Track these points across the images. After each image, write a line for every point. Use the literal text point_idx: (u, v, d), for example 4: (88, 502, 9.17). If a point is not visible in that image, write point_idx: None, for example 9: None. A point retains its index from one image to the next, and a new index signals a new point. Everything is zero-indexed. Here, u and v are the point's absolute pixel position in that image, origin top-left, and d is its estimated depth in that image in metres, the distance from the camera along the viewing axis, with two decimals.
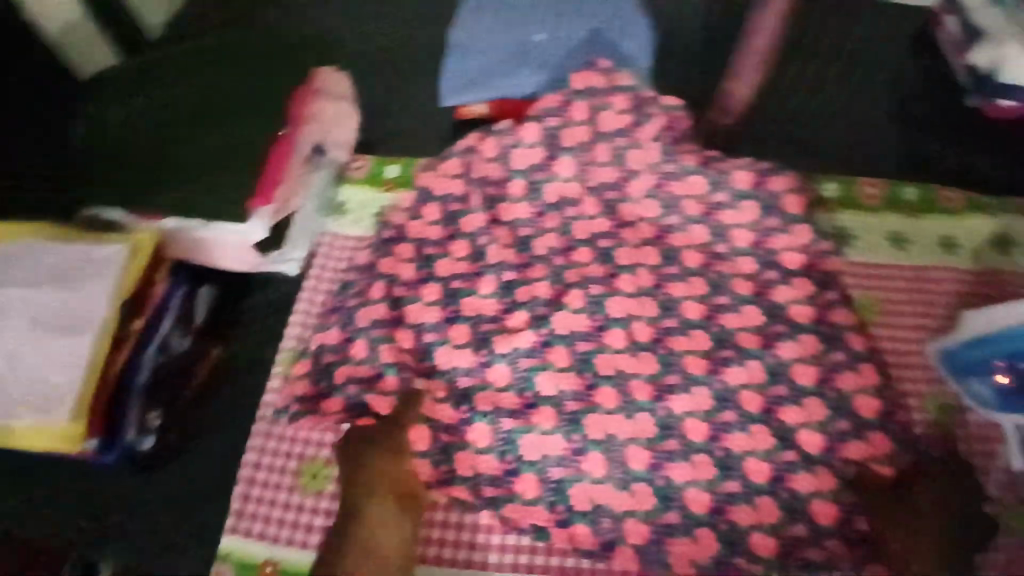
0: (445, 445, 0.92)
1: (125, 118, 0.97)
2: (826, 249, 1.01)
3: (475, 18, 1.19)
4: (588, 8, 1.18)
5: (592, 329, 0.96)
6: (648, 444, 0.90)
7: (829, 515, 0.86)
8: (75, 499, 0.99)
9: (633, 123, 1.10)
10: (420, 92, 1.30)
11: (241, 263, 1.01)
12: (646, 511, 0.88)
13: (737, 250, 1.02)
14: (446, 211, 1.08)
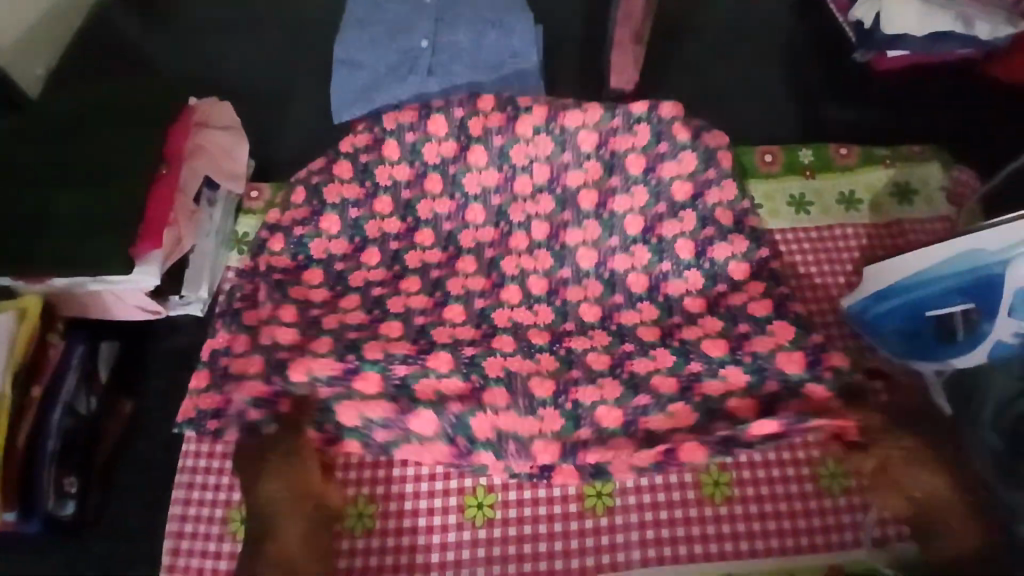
0: (349, 414, 0.87)
1: None
2: (713, 236, 0.97)
3: (352, 31, 1.12)
4: (466, 5, 1.12)
5: (479, 336, 0.92)
6: (556, 436, 0.85)
7: (746, 408, 0.86)
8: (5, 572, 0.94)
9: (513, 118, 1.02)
10: (309, 95, 1.17)
11: (138, 311, 0.99)
12: (556, 432, 0.85)
13: (628, 240, 0.99)
14: (347, 219, 1.00)
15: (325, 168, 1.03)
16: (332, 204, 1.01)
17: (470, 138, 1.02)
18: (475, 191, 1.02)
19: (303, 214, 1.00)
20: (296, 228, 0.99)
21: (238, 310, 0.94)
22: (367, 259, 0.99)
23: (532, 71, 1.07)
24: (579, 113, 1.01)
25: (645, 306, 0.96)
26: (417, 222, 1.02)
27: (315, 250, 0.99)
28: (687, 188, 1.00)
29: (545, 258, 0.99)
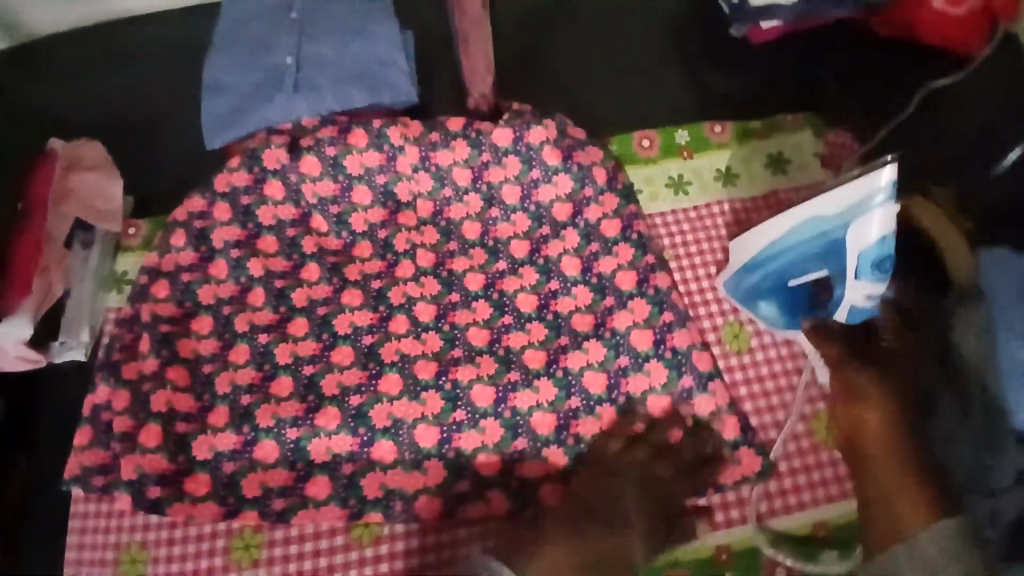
0: (230, 476, 0.87)
1: None
2: (598, 250, 0.97)
3: (214, 53, 1.10)
4: (329, 18, 1.10)
5: (365, 380, 0.92)
6: (437, 491, 0.88)
7: (612, 453, 0.88)
8: None
9: (389, 158, 1.02)
10: (186, 125, 1.15)
11: (18, 362, 0.93)
12: (438, 485, 0.88)
13: (517, 261, 1.00)
14: (231, 262, 1.00)
15: (205, 213, 1.02)
16: (219, 250, 1.01)
17: (352, 178, 1.03)
18: (361, 229, 1.03)
19: (189, 259, 1.00)
20: (183, 276, 0.99)
21: (118, 361, 0.93)
22: (252, 301, 0.98)
23: (401, 77, 1.07)
24: (449, 152, 1.02)
25: (533, 328, 0.95)
26: (303, 258, 1.01)
27: (203, 297, 0.98)
28: (567, 207, 1.01)
29: (431, 285, 0.99)
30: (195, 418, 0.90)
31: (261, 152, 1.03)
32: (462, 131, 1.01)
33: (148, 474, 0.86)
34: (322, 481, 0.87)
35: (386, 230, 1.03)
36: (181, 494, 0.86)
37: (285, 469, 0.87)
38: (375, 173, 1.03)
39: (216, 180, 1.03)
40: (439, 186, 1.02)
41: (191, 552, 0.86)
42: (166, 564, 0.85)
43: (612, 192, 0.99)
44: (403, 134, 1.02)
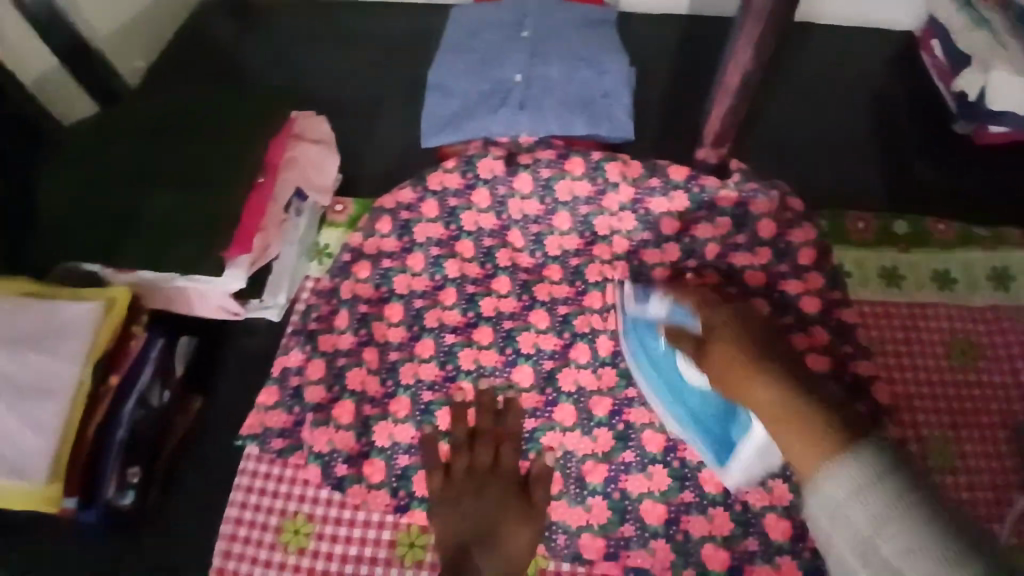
0: (403, 470, 0.91)
1: (119, 159, 0.95)
2: (790, 326, 0.93)
3: (446, 57, 1.15)
4: (565, 44, 1.13)
5: (541, 405, 0.94)
6: (601, 532, 0.87)
7: (782, 531, 0.86)
8: (54, 551, 0.92)
9: (597, 190, 1.03)
10: (397, 117, 1.20)
11: (218, 310, 0.98)
12: (601, 525, 0.88)
13: None
14: (429, 258, 1.04)
15: (413, 206, 1.07)
16: (419, 242, 1.05)
17: (554, 203, 1.04)
18: (555, 252, 1.03)
19: (391, 246, 1.05)
20: (382, 261, 1.04)
21: (314, 331, 0.99)
22: (442, 298, 1.01)
23: (622, 112, 1.07)
24: (665, 201, 1.01)
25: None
26: (495, 269, 1.03)
27: (397, 285, 1.03)
28: (760, 276, 0.97)
29: (613, 321, 0.98)
30: (378, 402, 0.95)
31: (477, 160, 1.07)
32: (684, 184, 1.01)
33: (338, 450, 0.91)
34: None
35: (579, 258, 1.03)
36: (359, 477, 0.91)
37: None
38: (579, 202, 1.04)
39: (429, 176, 1.08)
40: (641, 228, 1.02)
41: (356, 537, 0.89)
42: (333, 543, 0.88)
43: (819, 270, 0.96)
44: (621, 172, 1.03)
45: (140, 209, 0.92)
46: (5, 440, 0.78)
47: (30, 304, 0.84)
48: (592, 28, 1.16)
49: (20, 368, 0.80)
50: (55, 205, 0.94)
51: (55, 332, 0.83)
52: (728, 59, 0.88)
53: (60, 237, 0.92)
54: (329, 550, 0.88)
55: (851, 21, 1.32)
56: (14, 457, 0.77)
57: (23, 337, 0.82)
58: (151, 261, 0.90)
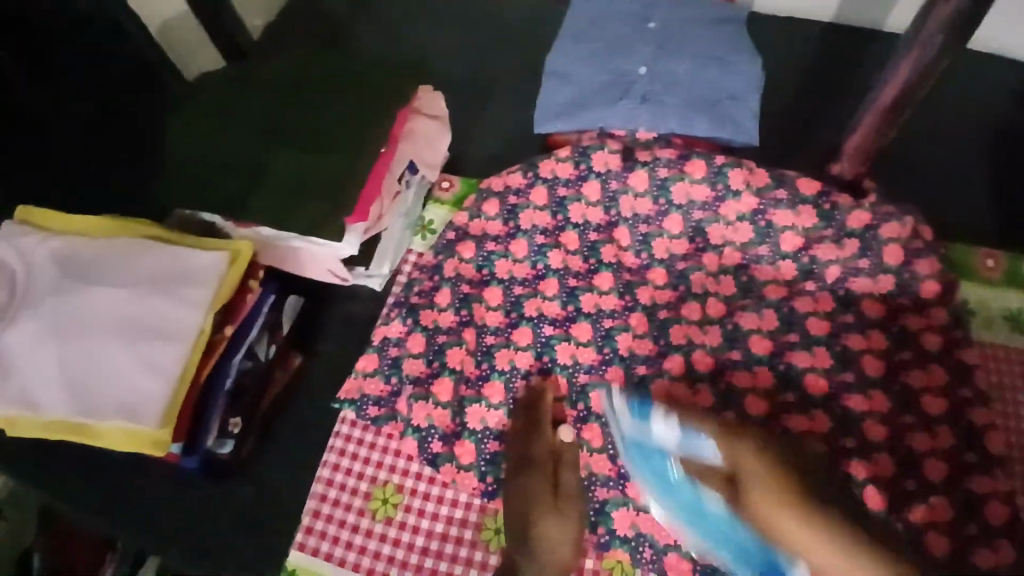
0: (491, 455, 0.94)
1: (254, 116, 0.98)
2: (910, 360, 0.91)
3: (567, 43, 1.12)
4: (693, 39, 1.09)
5: None
6: (687, 553, 0.86)
7: None
8: (156, 488, 0.97)
9: (715, 197, 1.00)
10: (508, 101, 1.20)
11: (328, 275, 1.00)
12: (689, 547, 0.86)
13: (812, 340, 0.94)
14: (533, 246, 1.03)
15: (522, 192, 1.06)
16: (524, 229, 1.04)
17: (669, 206, 1.02)
18: (662, 255, 1.01)
19: (496, 230, 1.05)
20: (486, 244, 1.04)
21: (415, 306, 1.01)
22: (543, 288, 1.01)
23: (747, 116, 1.04)
24: (791, 214, 0.98)
25: (817, 418, 0.89)
26: (598, 265, 1.01)
27: (499, 269, 1.03)
28: (880, 306, 0.94)
29: (714, 336, 0.96)
30: (473, 384, 0.97)
31: (591, 152, 1.05)
32: (814, 199, 0.98)
33: (435, 426, 0.94)
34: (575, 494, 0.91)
35: (686, 263, 1.00)
36: (451, 456, 0.94)
37: None
38: (693, 207, 1.01)
39: (540, 164, 1.06)
40: (757, 241, 0.99)
41: (444, 515, 0.92)
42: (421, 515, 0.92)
43: (945, 308, 0.93)
44: (745, 180, 1.00)
45: (270, 166, 0.94)
46: (124, 380, 0.78)
47: (161, 248, 0.87)
48: (722, 26, 1.12)
49: (149, 309, 0.81)
50: (189, 154, 0.97)
51: (181, 276, 0.84)
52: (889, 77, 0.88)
53: (195, 186, 0.96)
54: (416, 523, 0.92)
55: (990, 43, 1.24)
56: (129, 394, 0.78)
57: (152, 278, 0.84)
58: (276, 217, 0.92)
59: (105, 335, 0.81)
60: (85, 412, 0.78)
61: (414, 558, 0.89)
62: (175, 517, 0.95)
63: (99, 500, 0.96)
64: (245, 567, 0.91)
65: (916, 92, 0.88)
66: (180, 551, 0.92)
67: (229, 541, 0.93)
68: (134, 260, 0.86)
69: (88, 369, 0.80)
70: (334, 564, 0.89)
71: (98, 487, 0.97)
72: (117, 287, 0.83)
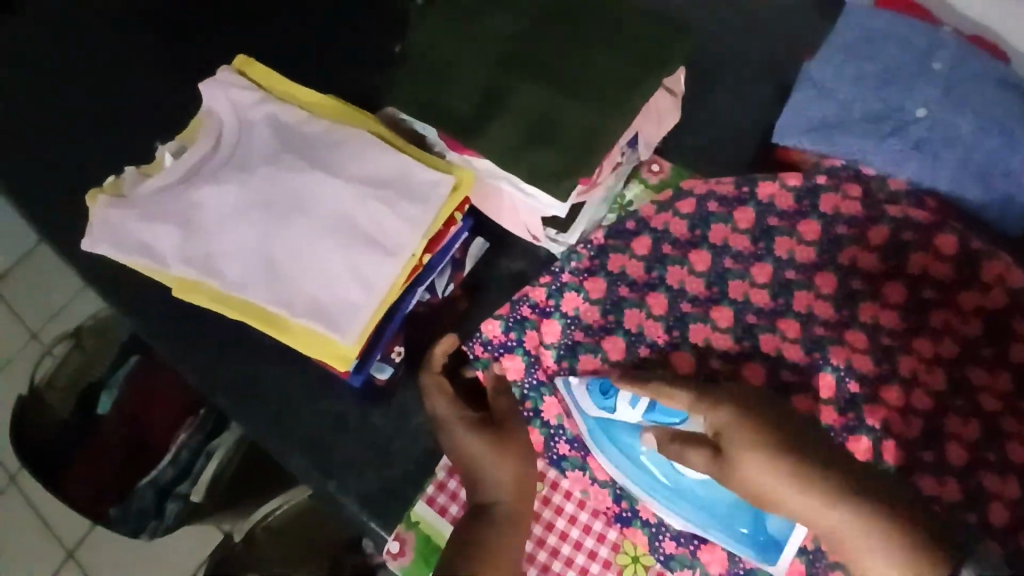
0: None
1: (509, 40, 0.90)
2: None
3: (837, 56, 1.01)
4: (989, 92, 0.95)
5: None
6: None
7: None
8: (266, 381, 0.91)
9: (957, 281, 0.89)
10: (739, 101, 1.08)
11: (521, 230, 0.94)
12: None
13: (1014, 465, 0.82)
14: (716, 266, 0.95)
15: (727, 202, 0.97)
16: (711, 244, 0.96)
17: (894, 270, 0.91)
18: (865, 319, 0.89)
19: (679, 232, 0.98)
20: (663, 246, 0.97)
21: (564, 285, 0.95)
22: (715, 317, 0.93)
23: (1021, 203, 0.93)
24: None
25: (989, 546, 0.79)
26: (787, 308, 0.92)
27: (669, 276, 0.96)
28: None
29: (914, 428, 0.84)
30: None
31: (821, 192, 0.95)
32: None
33: (564, 425, 0.89)
34: (718, 552, 0.82)
35: (893, 341, 0.88)
36: (584, 466, 0.87)
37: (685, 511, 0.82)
38: (920, 279, 0.90)
39: (761, 183, 0.97)
40: (984, 342, 0.87)
41: (581, 522, 0.85)
42: (553, 513, 0.86)
43: None
44: (1000, 275, 0.89)
45: (515, 97, 0.87)
46: (331, 281, 0.74)
47: (381, 147, 0.80)
48: (1016, 90, 0.98)
49: (367, 215, 0.76)
50: (433, 61, 0.91)
51: (403, 188, 0.78)
52: None
53: (422, 93, 0.90)
54: (551, 520, 0.86)
55: None
56: (330, 299, 0.74)
57: (371, 181, 0.78)
58: (506, 156, 0.85)
59: (316, 227, 0.76)
60: (281, 303, 0.74)
61: (542, 556, 0.84)
62: (281, 415, 0.90)
63: (207, 371, 0.92)
64: (361, 502, 0.86)
65: None
66: (279, 452, 0.89)
67: (327, 459, 0.88)
68: (355, 154, 0.79)
69: (292, 258, 0.75)
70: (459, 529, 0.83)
71: (208, 358, 0.92)
72: (335, 179, 0.77)
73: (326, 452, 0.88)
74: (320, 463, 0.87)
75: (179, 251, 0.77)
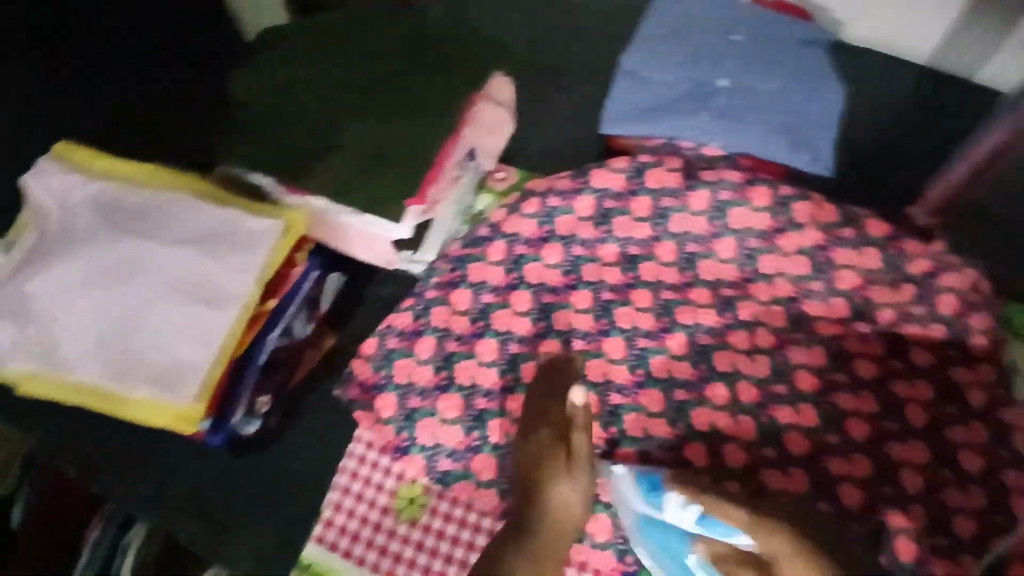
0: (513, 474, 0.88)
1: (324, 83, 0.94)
2: (952, 416, 0.90)
3: (652, 43, 1.07)
4: (778, 57, 1.05)
5: (670, 438, 0.92)
6: None
7: None
8: (150, 456, 0.91)
9: (777, 227, 0.97)
10: (566, 98, 1.14)
11: (375, 257, 0.94)
12: None
13: (859, 382, 0.92)
14: (568, 255, 1.01)
15: (567, 195, 1.02)
16: (561, 236, 1.02)
17: (721, 229, 0.99)
18: (708, 278, 0.99)
19: (530, 231, 1.02)
20: (517, 247, 1.01)
21: (431, 301, 0.96)
22: (574, 301, 0.99)
23: (824, 150, 1.01)
24: (852, 254, 0.95)
25: (857, 461, 0.88)
26: (637, 280, 1.00)
27: (528, 273, 1.00)
28: (929, 354, 0.93)
29: (762, 367, 0.94)
30: (495, 396, 0.92)
31: (646, 169, 1.02)
32: (880, 242, 0.95)
33: (443, 444, 0.88)
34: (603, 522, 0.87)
35: (733, 292, 0.98)
36: (468, 473, 0.88)
37: None
38: (749, 233, 0.98)
39: (592, 173, 1.03)
40: (812, 275, 0.96)
41: (470, 523, 0.86)
42: (444, 522, 0.86)
43: (994, 365, 0.92)
44: (810, 214, 0.96)
45: (338, 135, 0.90)
46: (168, 341, 0.75)
47: (204, 206, 0.82)
48: (806, 48, 1.07)
49: (196, 273, 0.77)
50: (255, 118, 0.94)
51: (229, 240, 0.79)
52: None
53: (252, 150, 0.93)
54: (440, 528, 0.86)
55: None
56: (170, 361, 0.75)
57: (196, 239, 0.79)
58: (337, 192, 0.87)
59: (146, 295, 0.77)
60: (124, 374, 0.75)
61: (424, 559, 0.84)
62: (168, 485, 0.90)
63: (87, 461, 0.91)
64: (257, 555, 0.86)
65: None
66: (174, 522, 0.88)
67: (220, 519, 0.88)
68: (178, 216, 0.81)
69: (128, 329, 0.76)
70: (354, 559, 0.84)
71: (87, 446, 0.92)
72: (158, 245, 0.79)
73: (217, 510, 0.88)
74: (214, 523, 0.87)
75: (13, 348, 0.77)
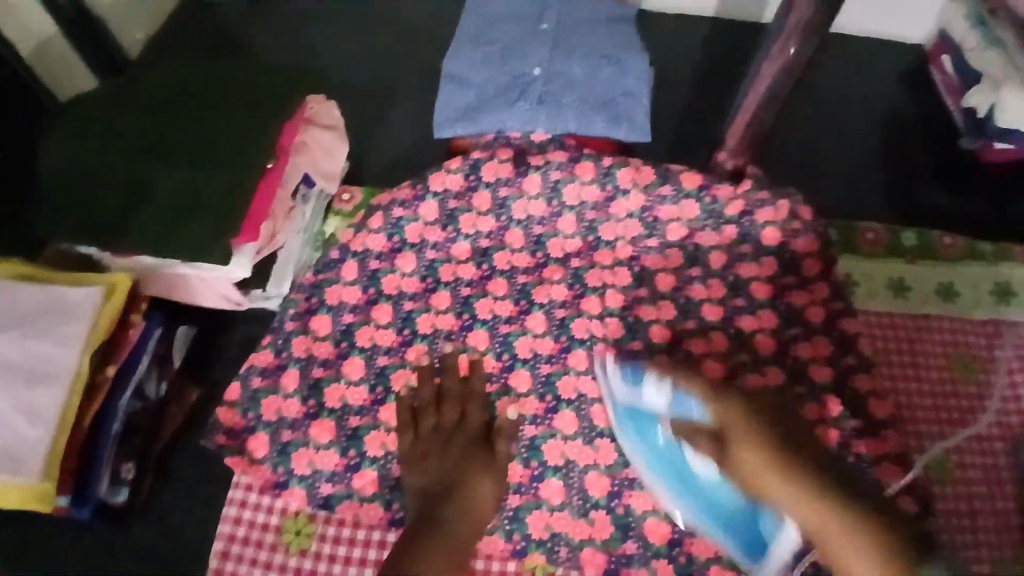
0: (395, 483, 0.90)
1: (129, 139, 0.92)
2: (798, 335, 0.96)
3: (464, 49, 1.12)
4: (581, 40, 1.11)
5: (541, 413, 0.94)
6: (603, 546, 0.88)
7: None
8: (37, 547, 0.91)
9: (605, 197, 1.02)
10: (403, 115, 1.20)
11: (221, 300, 0.97)
12: (604, 540, 0.88)
13: (707, 324, 0.97)
14: (422, 260, 1.02)
15: (409, 204, 1.04)
16: (411, 244, 1.03)
17: (558, 208, 1.03)
18: (557, 254, 1.03)
19: (379, 245, 1.02)
20: (369, 263, 1.02)
21: (291, 333, 0.97)
22: (435, 303, 1.00)
23: (641, 115, 1.05)
24: (674, 209, 1.02)
25: None
26: (492, 271, 1.02)
27: (386, 286, 1.01)
28: (766, 287, 0.99)
29: (615, 328, 0.97)
30: (367, 412, 0.93)
31: (481, 164, 1.05)
32: (695, 193, 1.02)
33: (320, 470, 0.90)
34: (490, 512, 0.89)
35: (580, 263, 1.02)
36: (350, 492, 0.90)
37: (518, 464, 0.91)
38: (584, 206, 1.03)
39: (430, 177, 1.05)
40: (646, 234, 1.02)
41: (359, 539, 0.89)
42: (332, 544, 0.89)
43: (826, 282, 0.99)
44: (632, 178, 1.02)
45: (150, 189, 0.89)
46: None
47: (19, 287, 0.81)
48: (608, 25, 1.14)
49: (19, 356, 0.77)
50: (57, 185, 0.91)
51: (49, 316, 0.79)
52: (753, 77, 0.91)
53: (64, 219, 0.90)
54: (331, 551, 0.88)
55: (861, 28, 1.33)
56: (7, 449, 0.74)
57: (14, 322, 0.78)
58: (162, 246, 0.88)
59: None
60: None
61: None
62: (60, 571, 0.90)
63: None
64: None
65: (778, 99, 0.92)
66: None
67: None
68: None
69: None
70: None
71: None
72: None
73: None
74: None
75: None
